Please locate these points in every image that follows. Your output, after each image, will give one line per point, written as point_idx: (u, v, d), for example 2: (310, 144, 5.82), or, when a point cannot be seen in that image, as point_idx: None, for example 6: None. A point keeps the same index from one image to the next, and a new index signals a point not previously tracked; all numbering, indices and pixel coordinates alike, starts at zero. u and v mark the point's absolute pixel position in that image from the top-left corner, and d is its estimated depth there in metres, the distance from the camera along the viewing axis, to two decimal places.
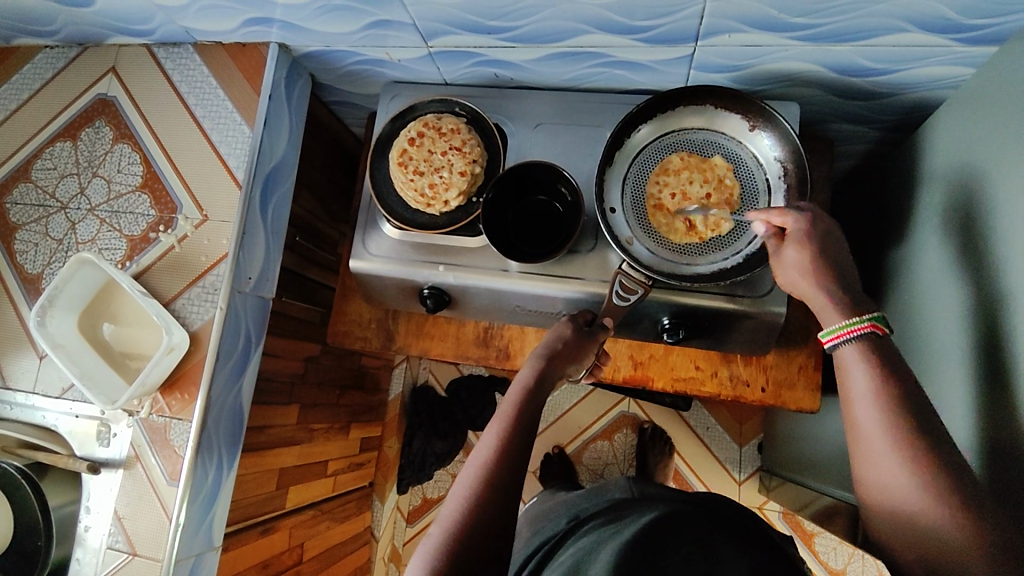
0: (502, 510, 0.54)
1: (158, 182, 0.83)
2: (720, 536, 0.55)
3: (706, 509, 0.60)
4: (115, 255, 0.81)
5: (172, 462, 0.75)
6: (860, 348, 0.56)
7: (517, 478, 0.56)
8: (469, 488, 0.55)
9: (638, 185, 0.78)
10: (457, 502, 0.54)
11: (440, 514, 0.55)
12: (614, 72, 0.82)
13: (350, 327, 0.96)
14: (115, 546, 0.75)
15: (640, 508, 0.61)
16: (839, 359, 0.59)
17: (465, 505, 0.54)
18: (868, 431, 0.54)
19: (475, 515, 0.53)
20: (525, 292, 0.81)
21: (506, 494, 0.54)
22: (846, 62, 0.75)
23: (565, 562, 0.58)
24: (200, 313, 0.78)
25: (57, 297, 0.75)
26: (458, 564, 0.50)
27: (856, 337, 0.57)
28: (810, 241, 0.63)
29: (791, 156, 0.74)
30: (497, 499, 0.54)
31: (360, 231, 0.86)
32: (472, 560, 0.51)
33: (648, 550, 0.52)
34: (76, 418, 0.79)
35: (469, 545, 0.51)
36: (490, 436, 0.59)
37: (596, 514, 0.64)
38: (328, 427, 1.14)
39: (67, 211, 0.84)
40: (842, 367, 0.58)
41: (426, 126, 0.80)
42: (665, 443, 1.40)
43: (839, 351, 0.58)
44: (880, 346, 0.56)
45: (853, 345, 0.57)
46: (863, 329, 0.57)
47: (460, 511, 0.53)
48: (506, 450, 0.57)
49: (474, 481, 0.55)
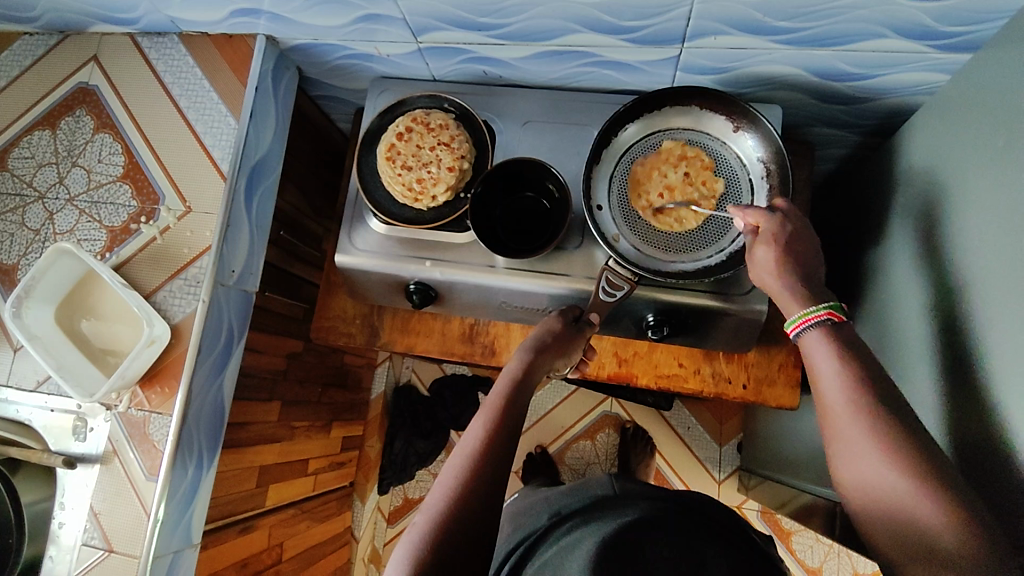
0: (487, 501, 0.54)
1: (139, 173, 0.81)
2: (702, 537, 0.55)
3: (680, 508, 0.61)
4: (94, 247, 0.80)
5: (151, 457, 0.73)
6: (822, 333, 0.58)
7: (502, 471, 0.56)
8: (454, 478, 0.55)
9: (624, 184, 0.78)
10: (441, 492, 0.54)
11: (424, 504, 0.55)
12: (602, 71, 0.83)
13: (335, 323, 0.95)
14: (91, 542, 0.73)
15: (617, 508, 0.61)
16: (804, 348, 0.60)
17: (451, 494, 0.53)
18: (841, 421, 0.55)
19: (458, 503, 0.53)
20: (512, 289, 0.81)
21: (492, 484, 0.55)
22: (827, 66, 0.77)
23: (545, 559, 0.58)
24: (182, 306, 0.77)
25: (34, 288, 0.73)
26: (442, 555, 0.50)
27: (817, 323, 0.59)
28: (780, 238, 0.63)
29: (774, 156, 0.75)
30: (482, 492, 0.54)
31: (347, 226, 0.85)
32: (456, 548, 0.51)
33: (621, 548, 0.53)
34: (51, 413, 0.77)
35: (454, 535, 0.51)
36: (477, 427, 0.59)
37: (575, 511, 0.64)
38: (310, 425, 1.13)
39: (45, 200, 0.82)
40: (807, 353, 0.60)
41: (415, 122, 0.80)
42: (647, 442, 1.41)
43: (804, 340, 0.60)
44: (839, 331, 0.58)
45: (817, 332, 0.59)
46: (821, 317, 0.59)
47: (445, 503, 0.53)
48: (491, 442, 0.57)
49: (458, 472, 0.55)
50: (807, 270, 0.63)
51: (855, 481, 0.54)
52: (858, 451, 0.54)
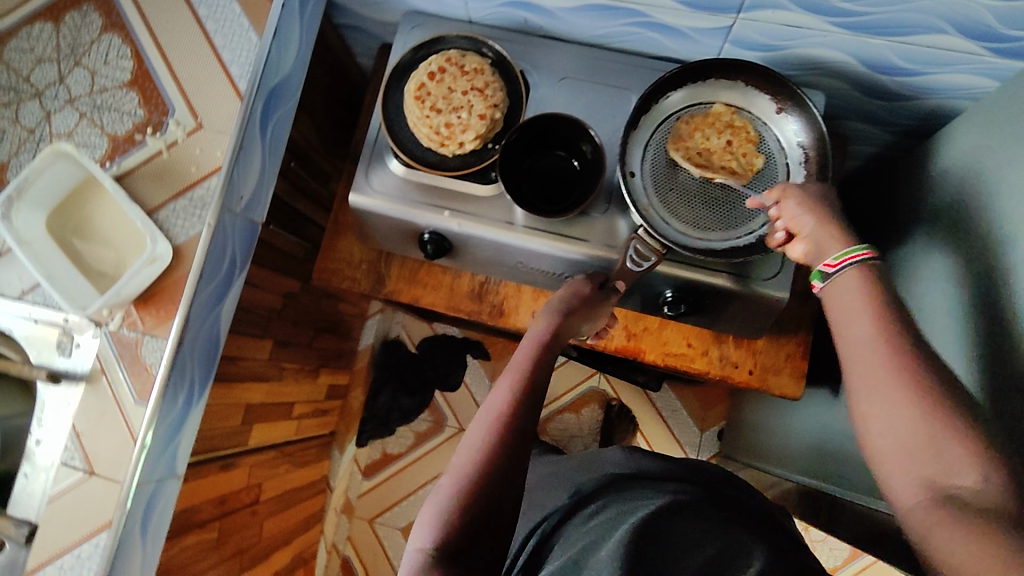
0: (515, 463, 0.52)
1: (149, 81, 0.76)
2: (729, 522, 0.53)
3: (694, 490, 0.59)
4: (94, 154, 0.75)
5: (140, 381, 0.70)
6: (859, 270, 0.54)
7: (529, 432, 0.54)
8: (484, 439, 0.53)
9: (660, 154, 0.76)
10: (469, 453, 0.53)
11: (451, 464, 0.53)
12: (647, 34, 0.80)
13: (339, 266, 0.92)
14: (69, 463, 0.70)
15: (639, 489, 0.59)
16: (831, 289, 0.56)
17: (481, 456, 0.52)
18: (862, 353, 0.51)
19: (489, 466, 0.51)
20: (530, 249, 0.79)
21: (520, 445, 0.53)
22: (878, 57, 0.75)
23: (575, 542, 0.55)
24: (185, 227, 0.73)
25: (26, 189, 0.68)
26: (472, 516, 0.49)
27: (855, 262, 0.55)
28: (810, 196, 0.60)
29: (816, 143, 0.73)
30: (511, 454, 0.52)
31: (364, 164, 0.81)
32: (484, 512, 0.49)
33: (653, 532, 0.50)
34: (34, 324, 0.73)
35: (484, 498, 0.50)
36: (504, 389, 0.57)
37: (603, 491, 0.62)
38: (298, 368, 1.10)
39: (43, 99, 0.77)
40: (835, 291, 0.55)
41: (449, 62, 0.76)
42: (630, 422, 1.44)
43: (835, 279, 0.55)
44: (872, 269, 0.54)
45: (850, 268, 0.55)
46: (857, 257, 0.55)
47: (475, 463, 0.51)
48: (519, 403, 0.55)
49: (487, 432, 0.53)
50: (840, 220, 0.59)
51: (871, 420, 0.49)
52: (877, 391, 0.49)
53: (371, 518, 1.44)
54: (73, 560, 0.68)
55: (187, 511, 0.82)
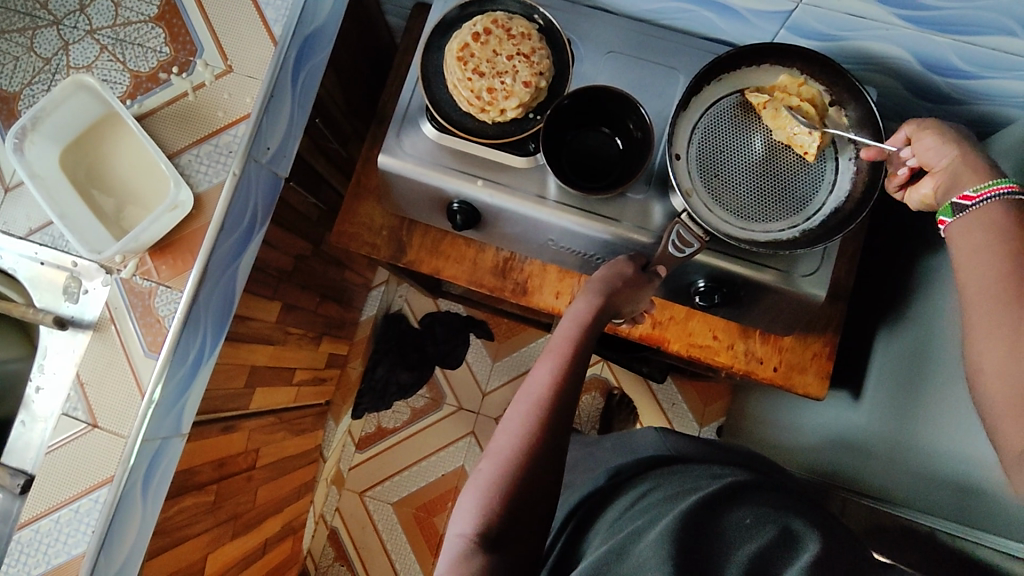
0: (556, 447, 0.51)
1: (176, 17, 0.71)
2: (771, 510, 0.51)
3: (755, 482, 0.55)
4: (115, 90, 0.70)
5: (152, 332, 0.67)
6: (1002, 206, 0.52)
7: (570, 416, 0.53)
8: (525, 424, 0.51)
9: (707, 137, 0.73)
10: (510, 436, 0.51)
11: (490, 449, 0.52)
12: (702, 12, 0.77)
13: (359, 231, 0.88)
14: (72, 414, 0.66)
15: (696, 479, 0.56)
16: (966, 222, 0.55)
17: (520, 441, 0.50)
18: (995, 290, 0.50)
19: (530, 453, 0.50)
20: (563, 227, 0.76)
21: (560, 432, 0.52)
22: (938, 56, 0.73)
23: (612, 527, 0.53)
24: (208, 175, 0.69)
25: (42, 121, 0.64)
26: (512, 502, 0.48)
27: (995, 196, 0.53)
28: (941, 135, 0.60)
29: (868, 139, 0.71)
30: (553, 438, 0.51)
31: (397, 124, 0.78)
32: (525, 500, 0.49)
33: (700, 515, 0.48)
34: (41, 265, 0.69)
35: (524, 483, 0.49)
36: (545, 370, 0.55)
37: (636, 475, 0.60)
38: (303, 334, 1.06)
39: (60, 27, 0.72)
40: (969, 227, 0.54)
41: (495, 24, 0.73)
42: (630, 411, 1.42)
43: (972, 213, 0.54)
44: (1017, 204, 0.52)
45: (992, 203, 0.53)
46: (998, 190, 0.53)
47: (516, 446, 0.50)
48: (561, 387, 0.53)
49: (528, 417, 0.52)
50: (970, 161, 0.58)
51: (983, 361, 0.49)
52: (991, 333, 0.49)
53: (361, 492, 1.42)
54: (71, 514, 0.65)
55: (187, 472, 0.79)
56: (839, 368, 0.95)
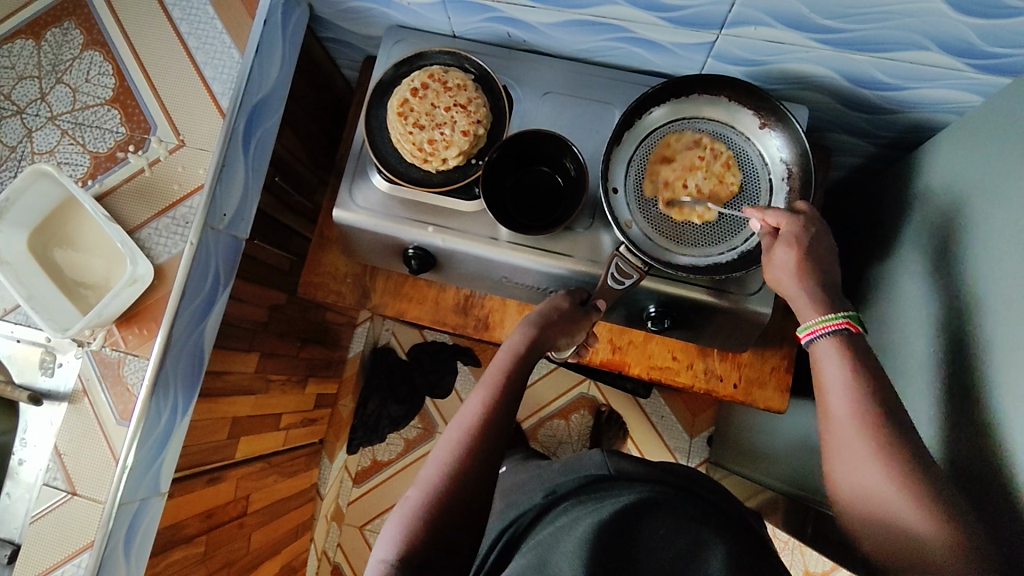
0: (482, 478, 0.54)
1: (130, 98, 0.76)
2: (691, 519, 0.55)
3: (662, 489, 0.59)
4: (76, 172, 0.75)
5: (123, 401, 0.70)
6: (835, 342, 0.59)
7: (498, 449, 0.56)
8: (450, 453, 0.55)
9: (643, 169, 0.76)
10: (437, 466, 0.55)
11: (419, 478, 0.55)
12: (630, 48, 0.80)
13: (324, 280, 0.92)
14: (52, 484, 0.70)
15: (612, 491, 0.60)
16: (814, 354, 0.61)
17: (446, 473, 0.54)
18: (840, 425, 0.57)
19: (453, 481, 0.53)
20: (513, 264, 0.79)
21: (486, 462, 0.55)
22: (861, 72, 0.75)
23: (540, 538, 0.56)
24: (167, 246, 0.73)
25: (7, 210, 0.68)
26: (435, 529, 0.51)
27: (831, 331, 0.59)
28: (800, 240, 0.63)
29: (798, 159, 0.73)
30: (477, 468, 0.54)
31: (348, 180, 0.81)
32: (446, 527, 0.51)
33: (620, 528, 0.52)
34: (17, 343, 0.73)
35: (448, 513, 0.52)
36: (475, 403, 0.59)
37: (572, 490, 0.63)
38: (286, 379, 1.09)
39: (24, 116, 0.76)
40: (817, 360, 0.61)
41: (431, 78, 0.76)
42: (620, 427, 1.42)
43: (816, 347, 0.61)
44: (851, 341, 0.59)
45: (828, 340, 0.60)
46: (832, 326, 0.60)
47: (441, 477, 0.53)
48: (487, 418, 0.57)
49: (455, 447, 0.55)
50: (823, 274, 0.63)
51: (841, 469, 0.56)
52: (850, 450, 0.55)
53: (361, 525, 1.44)
54: None
55: (172, 527, 0.81)
56: (806, 375, 0.97)
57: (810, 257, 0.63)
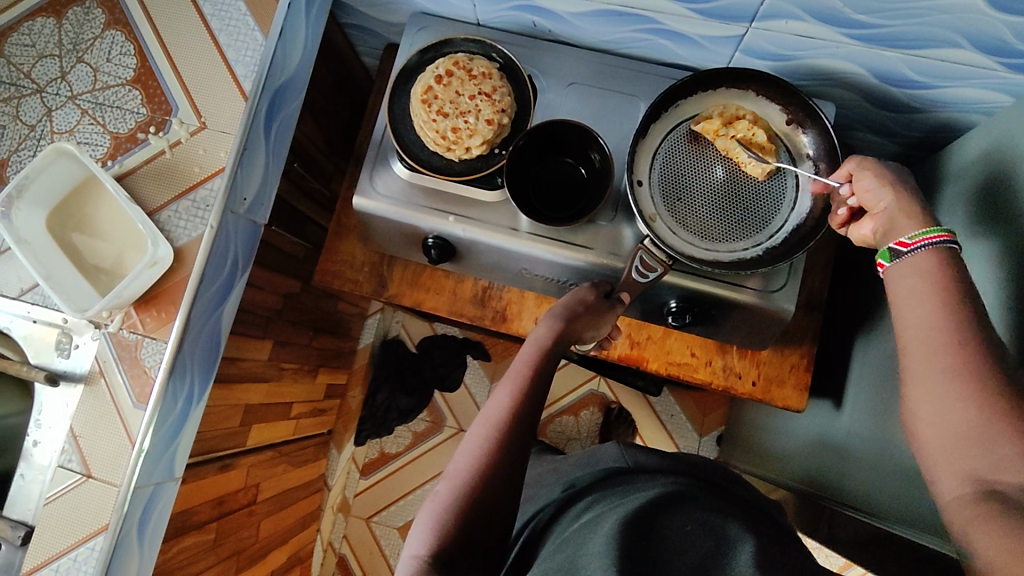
0: (508, 471, 0.53)
1: (152, 79, 0.75)
2: (722, 512, 0.54)
3: (691, 484, 0.58)
4: (95, 152, 0.74)
5: (140, 384, 0.70)
6: (929, 255, 0.54)
7: (523, 441, 0.55)
8: (478, 447, 0.54)
9: (669, 163, 0.75)
10: (465, 460, 0.54)
11: (447, 472, 0.55)
12: (657, 40, 0.79)
13: (341, 268, 0.91)
14: (67, 466, 0.69)
15: (640, 484, 0.59)
16: (899, 269, 0.56)
17: (475, 468, 0.53)
18: (928, 338, 0.50)
19: (481, 475, 0.52)
20: (533, 255, 0.78)
21: (512, 454, 0.54)
22: (891, 70, 0.74)
23: (569, 533, 0.55)
24: (187, 228, 0.72)
25: (27, 188, 0.68)
26: (464, 524, 0.50)
27: (927, 244, 0.54)
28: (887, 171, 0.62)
29: (826, 156, 0.73)
30: (504, 461, 0.53)
31: (368, 167, 0.80)
32: (474, 521, 0.51)
33: (650, 522, 0.50)
34: (33, 324, 0.72)
35: (476, 507, 0.51)
36: (503, 397, 0.58)
37: (593, 485, 0.63)
38: (297, 368, 1.09)
39: (44, 95, 0.76)
40: (900, 275, 0.55)
41: (456, 66, 0.75)
42: (630, 424, 1.42)
43: (903, 262, 0.55)
44: (947, 255, 0.54)
45: (922, 253, 0.54)
46: (926, 238, 0.54)
47: (470, 472, 0.53)
48: (515, 412, 0.56)
49: (484, 442, 0.54)
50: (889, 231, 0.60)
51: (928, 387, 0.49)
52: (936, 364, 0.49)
53: (368, 517, 1.43)
54: (69, 563, 0.68)
55: (185, 513, 0.81)
56: (824, 375, 0.96)
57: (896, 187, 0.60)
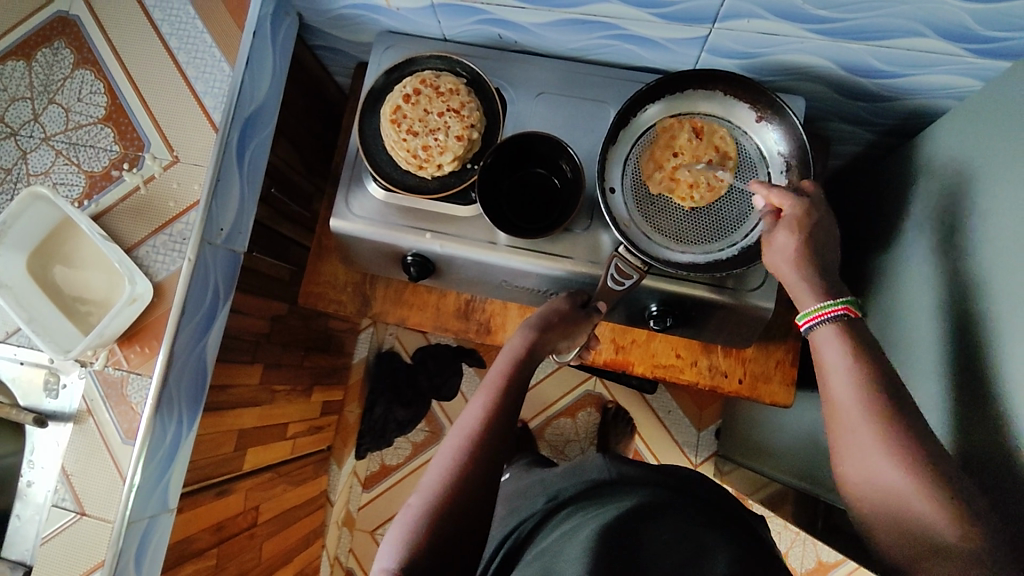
0: (482, 486, 0.54)
1: (123, 116, 0.76)
2: (697, 524, 0.55)
3: (670, 495, 0.60)
4: (72, 192, 0.75)
5: (128, 419, 0.71)
6: (835, 330, 0.57)
7: (498, 455, 0.56)
8: (452, 459, 0.55)
9: (640, 168, 0.75)
10: (437, 472, 0.55)
11: (421, 485, 0.55)
12: (623, 45, 0.79)
13: (325, 289, 0.91)
14: (61, 504, 0.70)
15: (617, 494, 0.60)
16: (814, 341, 0.59)
17: (445, 480, 0.53)
18: (849, 417, 0.55)
19: (455, 487, 0.53)
20: (511, 267, 0.79)
21: (488, 468, 0.55)
22: (857, 61, 0.74)
23: (547, 545, 0.56)
24: (165, 263, 0.73)
25: (5, 234, 0.68)
26: (438, 537, 0.51)
27: (831, 318, 0.58)
28: (800, 226, 0.62)
29: (796, 152, 0.73)
30: (477, 475, 0.54)
31: (343, 189, 0.81)
32: (450, 535, 0.51)
33: (626, 531, 0.52)
34: (20, 365, 0.73)
35: (448, 520, 0.51)
36: (476, 408, 0.59)
37: (574, 497, 0.63)
38: (290, 388, 1.09)
39: (18, 138, 0.77)
40: (817, 347, 0.59)
41: (423, 84, 0.75)
42: (627, 424, 1.42)
43: (815, 334, 0.59)
44: (854, 327, 0.57)
45: (828, 327, 0.58)
46: (835, 311, 0.58)
47: (440, 484, 0.53)
48: (489, 425, 0.57)
49: (455, 453, 0.55)
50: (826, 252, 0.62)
51: (852, 462, 0.55)
52: (861, 441, 0.54)
53: (373, 530, 1.44)
54: None
55: (184, 542, 0.82)
56: (812, 367, 0.96)
57: (810, 240, 0.61)
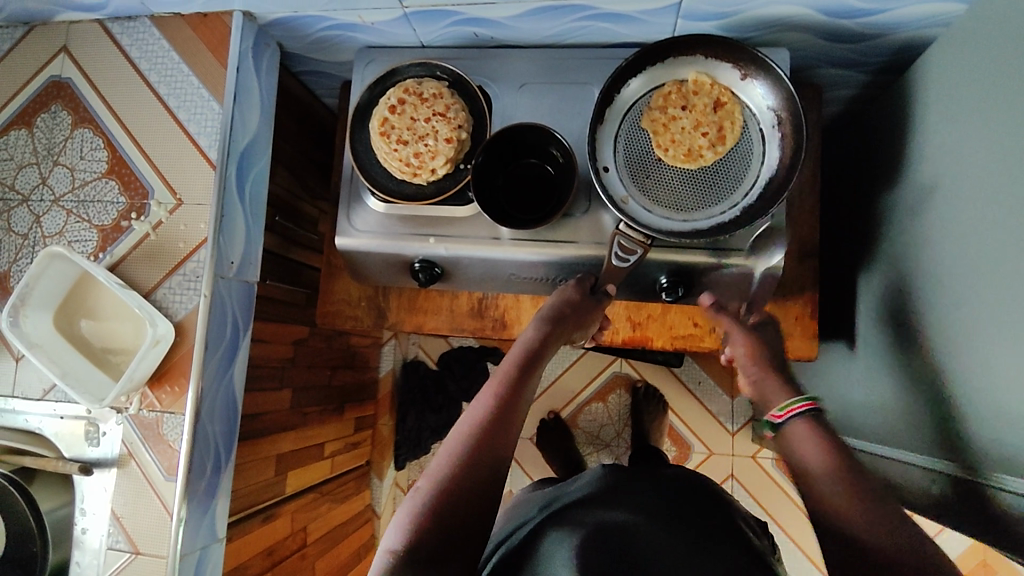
0: (491, 470, 0.55)
1: (125, 167, 0.78)
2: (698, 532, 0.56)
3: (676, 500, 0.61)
4: (87, 248, 0.77)
5: (167, 457, 0.73)
6: (807, 422, 0.66)
7: (505, 441, 0.57)
8: (459, 443, 0.56)
9: (632, 142, 0.75)
10: (445, 456, 0.56)
11: (428, 468, 0.56)
12: (598, 25, 0.79)
13: (340, 307, 0.93)
14: (116, 546, 0.73)
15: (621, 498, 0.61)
16: (785, 434, 0.67)
17: (454, 462, 0.55)
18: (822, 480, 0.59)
19: (462, 469, 0.54)
20: (518, 260, 0.79)
21: (498, 454, 0.56)
22: (835, 4, 0.72)
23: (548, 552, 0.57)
24: (183, 302, 0.75)
25: (29, 295, 0.71)
26: (447, 518, 0.52)
27: (800, 413, 0.67)
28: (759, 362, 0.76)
29: (785, 104, 0.72)
30: (487, 460, 0.55)
31: (344, 207, 0.82)
32: (460, 517, 0.52)
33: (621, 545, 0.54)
34: (60, 420, 0.76)
35: (458, 502, 0.53)
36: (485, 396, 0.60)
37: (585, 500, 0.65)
38: (322, 409, 1.11)
39: (30, 203, 0.79)
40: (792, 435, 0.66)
41: (407, 92, 0.76)
42: (659, 401, 1.41)
43: (788, 427, 0.67)
44: (821, 422, 0.66)
45: (801, 421, 0.66)
46: (799, 407, 0.67)
47: (449, 467, 0.54)
48: (502, 414, 0.59)
49: (464, 436, 0.57)
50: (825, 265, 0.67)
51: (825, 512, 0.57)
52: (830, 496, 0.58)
53: None
54: None
55: (237, 569, 0.84)
56: (836, 318, 0.95)
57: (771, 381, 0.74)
